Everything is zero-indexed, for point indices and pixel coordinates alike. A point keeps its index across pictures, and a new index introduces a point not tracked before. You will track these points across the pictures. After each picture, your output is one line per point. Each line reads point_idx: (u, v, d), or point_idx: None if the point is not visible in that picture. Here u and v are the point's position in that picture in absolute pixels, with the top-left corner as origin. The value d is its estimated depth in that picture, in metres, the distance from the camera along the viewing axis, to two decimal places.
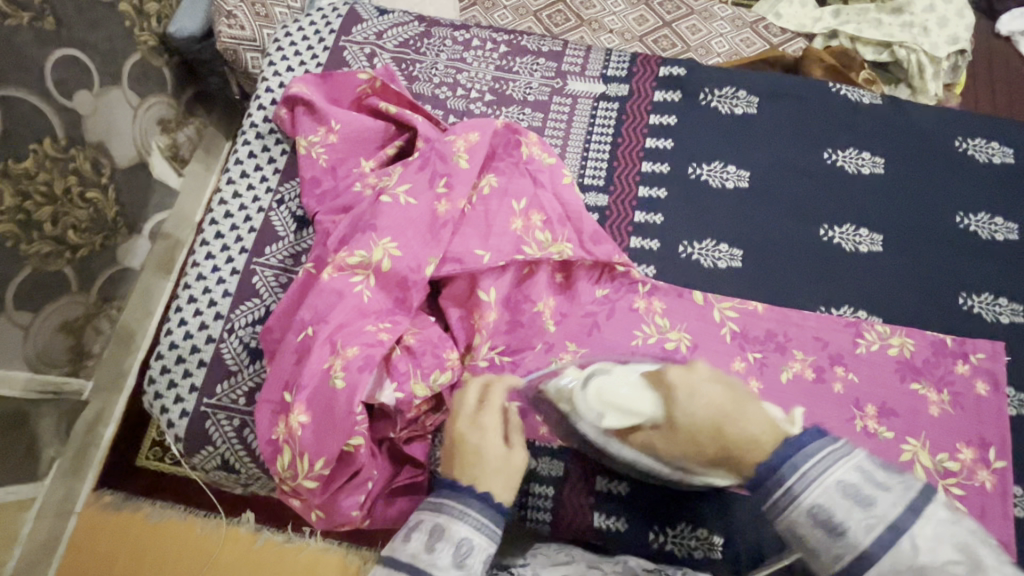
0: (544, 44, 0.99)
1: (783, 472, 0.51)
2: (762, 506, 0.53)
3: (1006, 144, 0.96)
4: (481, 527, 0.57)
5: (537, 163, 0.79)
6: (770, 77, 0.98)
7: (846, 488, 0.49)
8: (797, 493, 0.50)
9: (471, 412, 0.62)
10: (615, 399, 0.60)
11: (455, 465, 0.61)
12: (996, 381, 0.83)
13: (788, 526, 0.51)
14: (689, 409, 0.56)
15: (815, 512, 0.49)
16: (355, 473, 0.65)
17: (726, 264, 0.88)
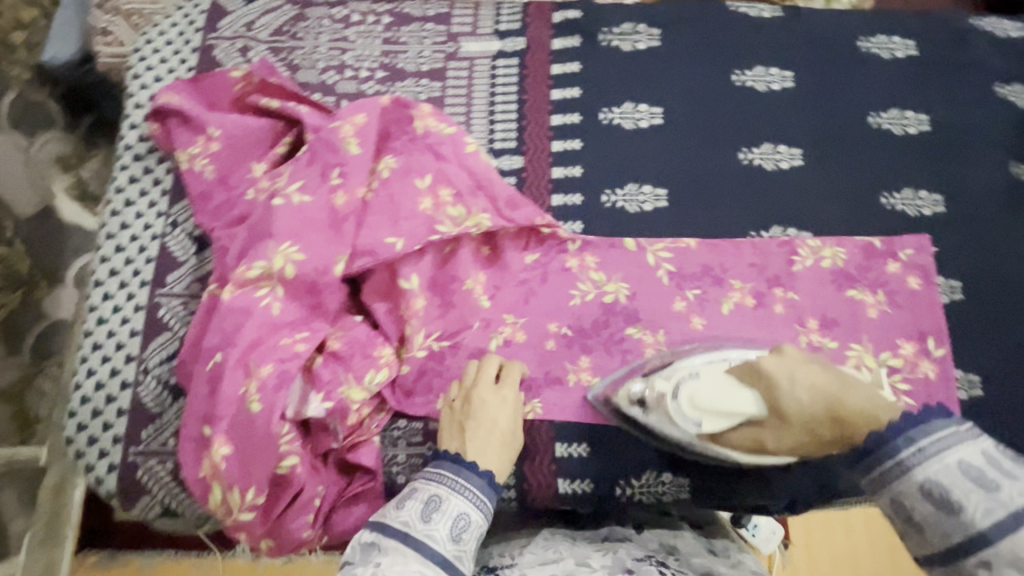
0: (429, 7, 0.92)
1: (897, 443, 0.54)
2: (864, 481, 0.57)
3: (908, 37, 0.96)
4: (477, 502, 0.62)
5: (435, 136, 0.73)
6: (667, 6, 0.94)
7: (967, 470, 0.51)
8: (909, 466, 0.53)
9: (492, 383, 0.71)
10: (710, 401, 0.65)
11: (463, 423, 0.68)
12: (926, 274, 0.84)
13: (899, 500, 0.54)
14: (796, 397, 0.59)
15: (927, 486, 0.52)
16: (298, 492, 0.62)
17: (651, 206, 0.86)
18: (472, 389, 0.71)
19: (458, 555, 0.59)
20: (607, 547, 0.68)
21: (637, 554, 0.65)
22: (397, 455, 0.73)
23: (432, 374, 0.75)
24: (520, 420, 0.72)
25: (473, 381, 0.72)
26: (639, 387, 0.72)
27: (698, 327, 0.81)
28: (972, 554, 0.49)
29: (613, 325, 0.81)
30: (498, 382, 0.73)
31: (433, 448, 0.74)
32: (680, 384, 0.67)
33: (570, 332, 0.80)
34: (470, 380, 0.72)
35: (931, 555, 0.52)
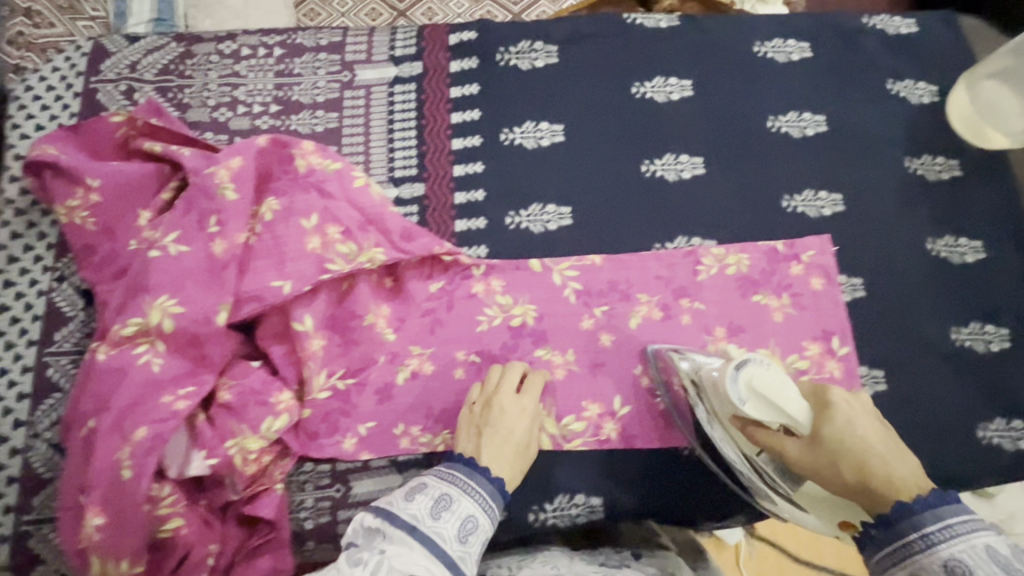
0: (321, 36, 0.90)
1: (923, 517, 0.56)
2: (880, 549, 0.58)
3: (802, 40, 0.97)
4: (485, 508, 0.64)
5: (319, 173, 0.72)
6: (564, 22, 0.94)
7: (993, 553, 0.52)
8: (935, 541, 0.55)
9: (513, 392, 0.74)
10: (765, 389, 0.63)
11: (481, 429, 0.71)
12: (828, 274, 0.86)
13: (917, 572, 0.55)
14: (847, 432, 0.61)
15: (952, 565, 0.53)
16: (188, 555, 0.65)
17: (556, 225, 0.86)
18: (492, 395, 0.73)
19: (461, 556, 0.59)
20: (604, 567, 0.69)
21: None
22: (305, 500, 0.72)
23: (337, 414, 0.74)
24: (536, 432, 0.74)
25: (495, 389, 0.74)
26: (689, 366, 0.75)
27: (608, 343, 0.81)
28: None
29: (521, 349, 0.80)
30: (519, 391, 0.75)
31: (342, 490, 0.73)
32: (747, 361, 0.65)
33: (478, 359, 0.79)
34: (492, 385, 0.75)
35: None
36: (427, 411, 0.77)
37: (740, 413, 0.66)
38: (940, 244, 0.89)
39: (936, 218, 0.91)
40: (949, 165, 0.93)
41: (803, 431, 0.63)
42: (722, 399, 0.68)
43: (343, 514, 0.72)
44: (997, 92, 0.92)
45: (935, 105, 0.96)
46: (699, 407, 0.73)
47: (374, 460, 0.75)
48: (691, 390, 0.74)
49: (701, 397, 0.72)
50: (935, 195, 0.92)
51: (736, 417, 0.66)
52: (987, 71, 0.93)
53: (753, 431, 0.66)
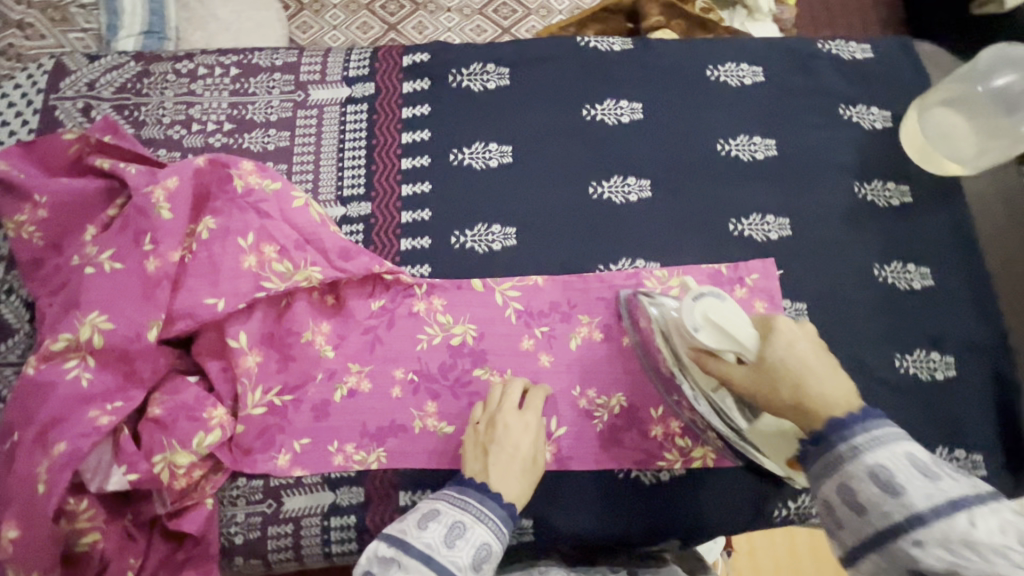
0: (277, 57, 0.93)
1: (853, 428, 0.59)
2: (815, 466, 0.62)
3: (755, 64, 0.98)
4: (499, 534, 0.66)
5: (258, 193, 0.74)
6: (517, 45, 0.96)
7: (913, 461, 0.56)
8: (862, 451, 0.58)
9: (516, 409, 0.74)
10: (717, 318, 0.66)
11: (487, 447, 0.71)
12: (772, 298, 0.86)
13: (847, 483, 0.58)
14: (788, 355, 0.63)
15: (875, 472, 0.57)
16: (106, 568, 0.66)
17: (501, 245, 0.87)
18: (496, 414, 0.74)
19: None
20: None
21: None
22: (236, 515, 0.73)
23: (271, 430, 0.75)
24: (543, 444, 0.75)
25: (499, 406, 0.75)
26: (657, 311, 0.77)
27: (547, 364, 0.82)
28: (908, 535, 0.53)
29: (460, 368, 0.81)
30: (521, 407, 0.75)
31: (272, 506, 0.74)
32: (704, 293, 0.68)
33: (416, 377, 0.80)
34: (495, 404, 0.75)
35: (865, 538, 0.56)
36: (362, 428, 0.77)
37: (693, 341, 0.68)
38: (888, 271, 0.89)
39: (884, 244, 0.90)
40: (900, 191, 0.93)
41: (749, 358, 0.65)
42: (681, 332, 0.70)
43: (273, 530, 0.73)
44: (948, 121, 0.93)
45: (887, 130, 0.96)
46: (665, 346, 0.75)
47: (306, 477, 0.75)
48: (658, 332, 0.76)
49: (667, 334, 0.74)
50: (884, 221, 0.92)
51: (692, 349, 0.69)
52: (937, 98, 0.93)
53: (707, 363, 0.68)
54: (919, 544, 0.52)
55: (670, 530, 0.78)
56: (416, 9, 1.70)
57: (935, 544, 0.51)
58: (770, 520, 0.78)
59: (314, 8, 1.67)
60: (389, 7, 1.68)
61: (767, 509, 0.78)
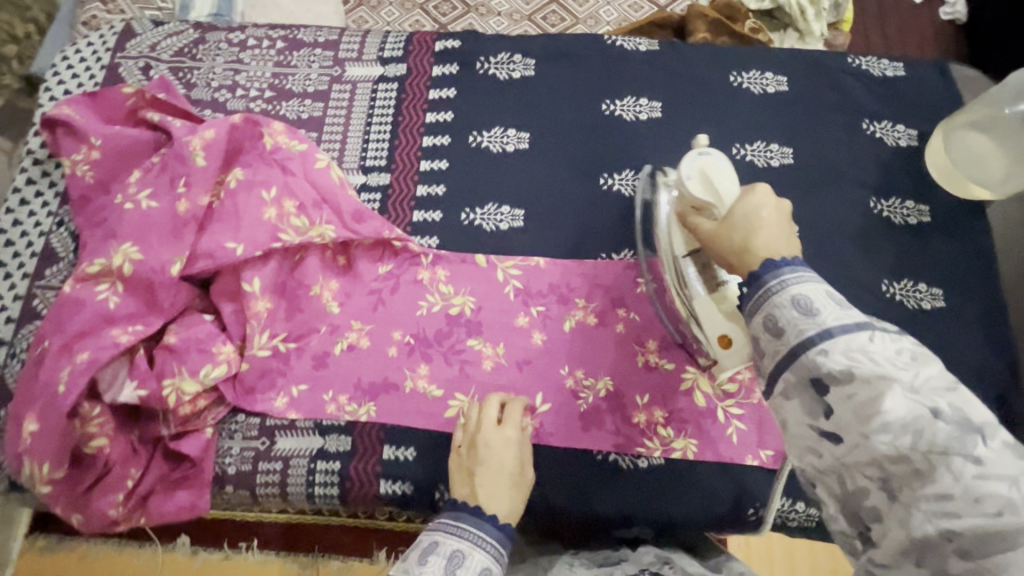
0: (320, 35, 0.99)
1: (786, 264, 0.53)
2: (745, 306, 0.55)
3: (780, 73, 0.98)
4: (498, 556, 0.64)
5: (284, 151, 0.80)
6: (546, 39, 0.99)
7: (834, 295, 0.51)
8: (788, 283, 0.52)
9: (495, 424, 0.74)
10: (713, 174, 0.70)
11: (471, 469, 0.71)
12: None
13: (770, 314, 0.52)
14: (752, 205, 0.60)
15: (798, 298, 0.51)
16: (108, 472, 0.72)
17: (508, 225, 0.90)
18: (476, 431, 0.74)
19: None
20: (603, 569, 0.71)
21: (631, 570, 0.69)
22: (232, 447, 0.78)
23: (273, 373, 0.80)
24: (529, 456, 0.75)
25: (479, 424, 0.74)
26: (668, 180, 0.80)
27: (539, 341, 0.84)
28: (815, 348, 0.48)
29: (454, 336, 0.84)
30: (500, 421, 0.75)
31: (266, 443, 0.79)
32: (709, 152, 0.72)
33: (412, 340, 0.84)
34: (473, 424, 0.75)
35: (777, 366, 0.51)
36: (356, 381, 0.82)
37: (684, 194, 0.72)
38: (896, 288, 0.88)
39: (895, 261, 0.89)
40: (918, 210, 0.91)
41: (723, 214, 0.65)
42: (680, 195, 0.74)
43: (263, 466, 0.78)
44: (977, 145, 0.90)
45: (914, 148, 0.94)
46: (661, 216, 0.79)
47: (300, 421, 0.80)
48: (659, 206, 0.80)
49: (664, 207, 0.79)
50: (897, 238, 0.90)
51: (681, 204, 0.72)
52: (965, 121, 0.90)
53: (688, 218, 0.71)
54: (826, 354, 0.48)
55: (643, 514, 0.79)
56: (467, 11, 1.77)
57: (842, 355, 0.47)
58: (743, 517, 0.79)
59: (372, 4, 1.76)
60: (441, 8, 1.76)
61: (740, 506, 0.79)
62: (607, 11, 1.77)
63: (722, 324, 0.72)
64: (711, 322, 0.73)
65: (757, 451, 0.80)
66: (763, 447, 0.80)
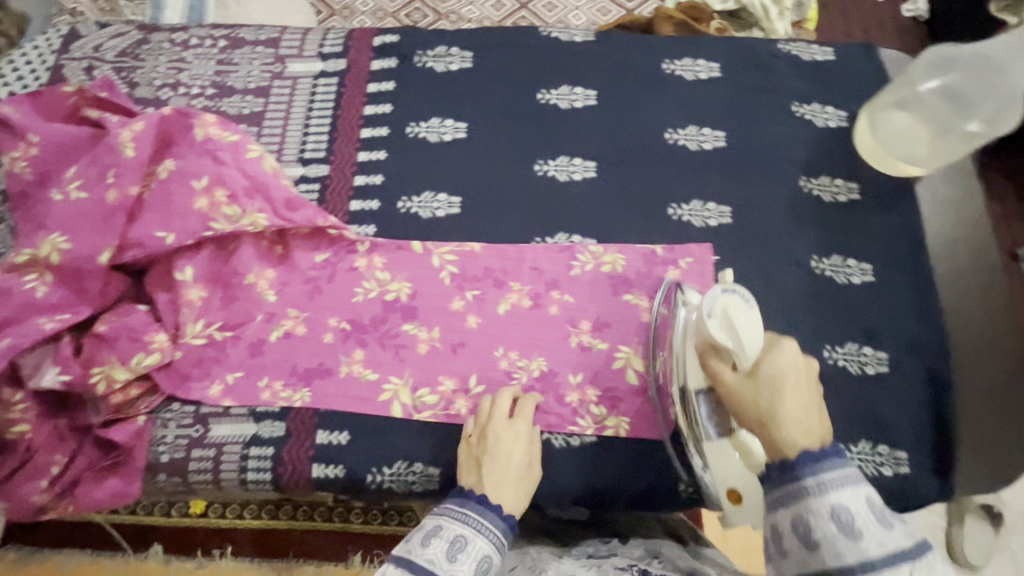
0: (262, 33, 1.02)
1: (823, 463, 0.56)
2: (770, 497, 0.59)
3: (712, 60, 1.01)
4: (499, 546, 0.66)
5: (216, 142, 0.81)
6: (484, 32, 1.02)
7: (872, 505, 0.54)
8: (825, 487, 0.55)
9: (507, 418, 0.77)
10: (735, 321, 0.67)
11: (480, 458, 0.73)
12: (704, 281, 0.87)
13: (804, 517, 0.56)
14: (783, 376, 0.60)
15: (835, 509, 0.54)
16: (33, 458, 0.74)
17: (444, 212, 0.91)
18: (487, 425, 0.77)
19: None
20: (592, 561, 0.71)
21: (620, 564, 0.70)
22: (165, 436, 0.78)
23: (207, 361, 0.81)
24: (537, 452, 0.77)
25: (491, 417, 0.77)
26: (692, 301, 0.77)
27: (473, 325, 0.85)
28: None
29: (390, 321, 0.85)
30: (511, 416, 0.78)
31: (200, 431, 0.79)
32: (734, 293, 0.70)
33: (348, 326, 0.85)
34: (485, 415, 0.78)
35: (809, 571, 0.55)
36: (292, 367, 0.82)
37: (704, 332, 0.69)
38: (826, 264, 0.89)
39: (825, 238, 0.91)
40: (848, 188, 0.93)
41: (744, 366, 0.64)
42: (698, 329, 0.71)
43: (196, 453, 0.78)
44: (903, 121, 0.90)
45: (842, 129, 0.96)
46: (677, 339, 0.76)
47: (235, 407, 0.80)
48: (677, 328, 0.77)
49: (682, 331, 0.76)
50: (827, 216, 0.92)
51: (702, 342, 0.69)
52: (896, 100, 0.91)
53: (706, 357, 0.68)
54: None
55: (576, 492, 0.80)
56: (439, 20, 1.86)
57: None
58: (675, 493, 0.80)
59: (345, 15, 1.83)
60: (414, 16, 1.85)
61: (671, 481, 0.80)
62: (575, 16, 1.87)
63: (728, 472, 0.71)
64: (720, 470, 0.72)
65: None
66: None
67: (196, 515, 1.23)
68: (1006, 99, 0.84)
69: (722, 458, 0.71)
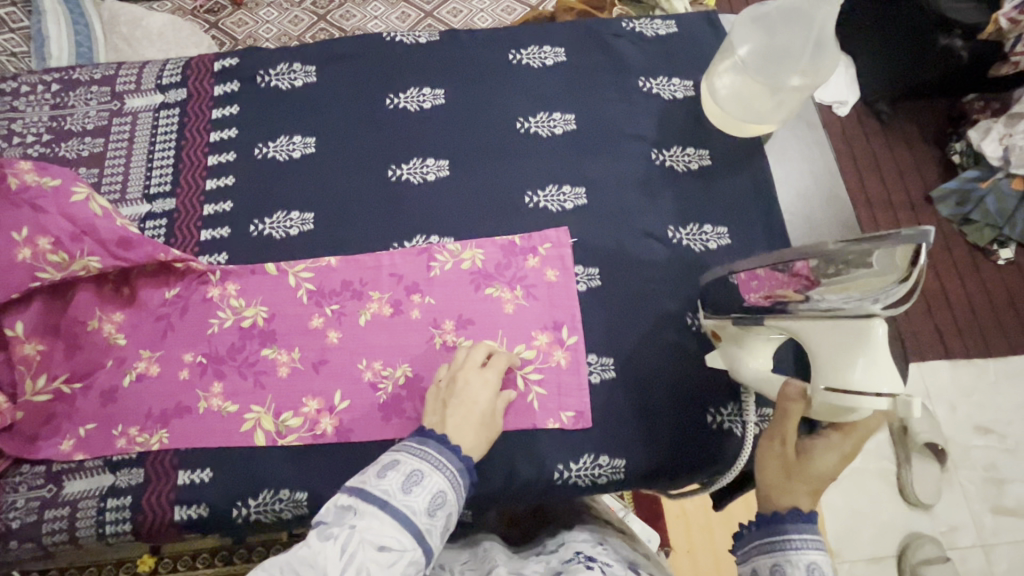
0: (97, 71, 0.99)
1: (810, 523, 0.60)
2: (751, 541, 0.63)
3: (557, 45, 1.01)
4: (454, 483, 0.65)
5: (34, 189, 0.78)
6: (326, 43, 1.00)
7: None
8: (806, 547, 0.59)
9: (478, 367, 0.76)
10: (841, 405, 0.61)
11: (446, 401, 0.73)
12: (564, 265, 0.87)
13: (783, 565, 0.60)
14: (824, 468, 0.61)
15: (813, 566, 0.59)
16: None
17: (298, 230, 0.90)
18: (458, 370, 0.76)
19: (428, 529, 0.61)
20: (542, 558, 0.73)
21: (568, 555, 0.70)
22: (17, 500, 0.76)
23: (55, 415, 0.78)
24: (502, 407, 0.77)
25: (466, 364, 0.77)
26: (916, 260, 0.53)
27: (334, 340, 0.83)
28: None
29: (248, 348, 0.83)
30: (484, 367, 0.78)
31: (53, 490, 0.76)
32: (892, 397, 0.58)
33: (204, 360, 0.82)
34: (458, 363, 0.77)
35: None
36: (147, 411, 0.79)
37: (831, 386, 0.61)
38: (683, 233, 0.89)
39: (680, 207, 0.91)
40: (700, 155, 0.94)
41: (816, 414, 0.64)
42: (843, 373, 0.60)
43: (49, 514, 0.75)
44: (740, 84, 0.91)
45: (689, 99, 0.97)
46: (830, 266, 0.58)
47: (88, 460, 0.77)
48: (860, 239, 0.56)
49: (846, 280, 0.58)
50: (681, 185, 0.92)
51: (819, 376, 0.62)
52: (725, 67, 0.92)
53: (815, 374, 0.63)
54: None
55: None
56: (346, 36, 1.84)
57: None
58: (551, 482, 0.79)
59: (249, 43, 1.81)
60: (319, 36, 1.84)
61: (546, 470, 0.78)
62: (481, 18, 1.88)
63: (736, 345, 0.76)
64: (733, 340, 0.76)
65: (557, 413, 0.80)
66: (564, 409, 0.80)
67: (146, 573, 1.21)
68: (817, 43, 0.85)
69: (741, 345, 0.76)
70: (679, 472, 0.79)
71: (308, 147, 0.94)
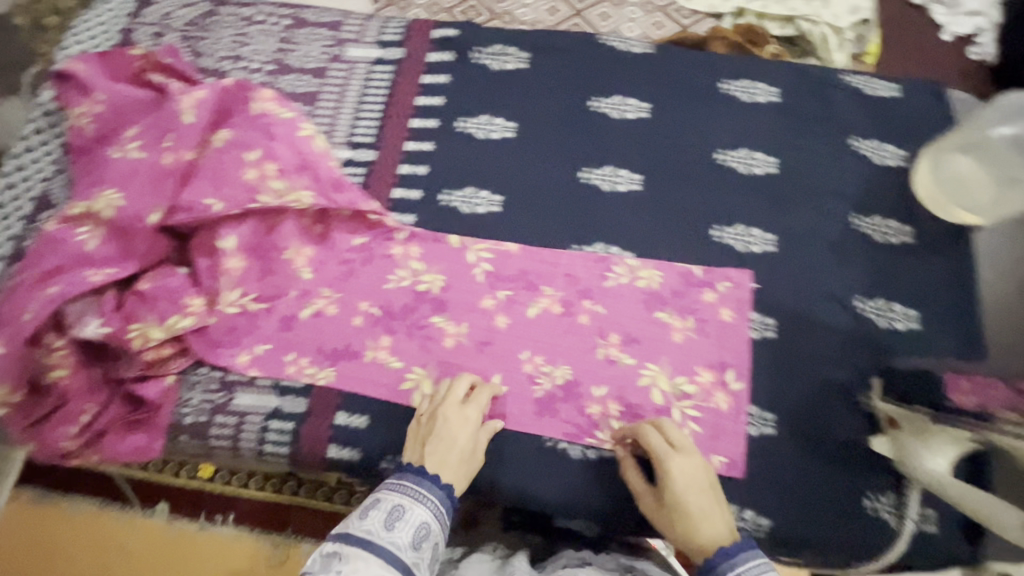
0: (325, 16, 1.04)
1: None
2: None
3: (771, 84, 0.99)
4: (437, 513, 0.68)
5: (272, 116, 0.86)
6: (542, 34, 1.02)
7: None
8: None
9: (458, 402, 0.76)
10: None
11: (425, 439, 0.74)
12: (740, 307, 0.85)
13: None
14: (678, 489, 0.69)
15: None
16: (64, 404, 0.76)
17: (484, 209, 0.91)
18: (439, 405, 0.76)
19: (415, 562, 0.64)
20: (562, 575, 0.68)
21: None
22: (192, 398, 0.81)
23: (239, 329, 0.83)
24: (485, 440, 0.76)
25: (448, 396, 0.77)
26: None
27: (501, 325, 0.85)
28: None
29: (420, 311, 0.85)
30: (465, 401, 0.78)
31: (225, 397, 0.81)
32: None
33: (379, 312, 0.85)
34: (439, 397, 0.78)
35: None
36: (320, 347, 0.83)
37: None
38: (870, 305, 0.86)
39: (871, 279, 0.87)
40: (901, 231, 0.90)
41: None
42: None
43: (219, 419, 0.80)
44: (969, 165, 0.90)
45: (900, 169, 0.93)
46: None
47: (260, 378, 0.81)
48: None
49: None
50: (877, 256, 0.89)
51: None
52: (960, 145, 0.90)
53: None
54: None
55: (591, 508, 0.79)
56: None
57: None
58: None
59: None
60: None
61: None
62: None
63: (915, 441, 0.73)
64: (914, 434, 0.73)
65: (709, 455, 0.79)
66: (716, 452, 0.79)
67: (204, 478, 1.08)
68: None
69: (924, 442, 0.72)
70: (825, 550, 0.76)
71: (509, 131, 0.95)
